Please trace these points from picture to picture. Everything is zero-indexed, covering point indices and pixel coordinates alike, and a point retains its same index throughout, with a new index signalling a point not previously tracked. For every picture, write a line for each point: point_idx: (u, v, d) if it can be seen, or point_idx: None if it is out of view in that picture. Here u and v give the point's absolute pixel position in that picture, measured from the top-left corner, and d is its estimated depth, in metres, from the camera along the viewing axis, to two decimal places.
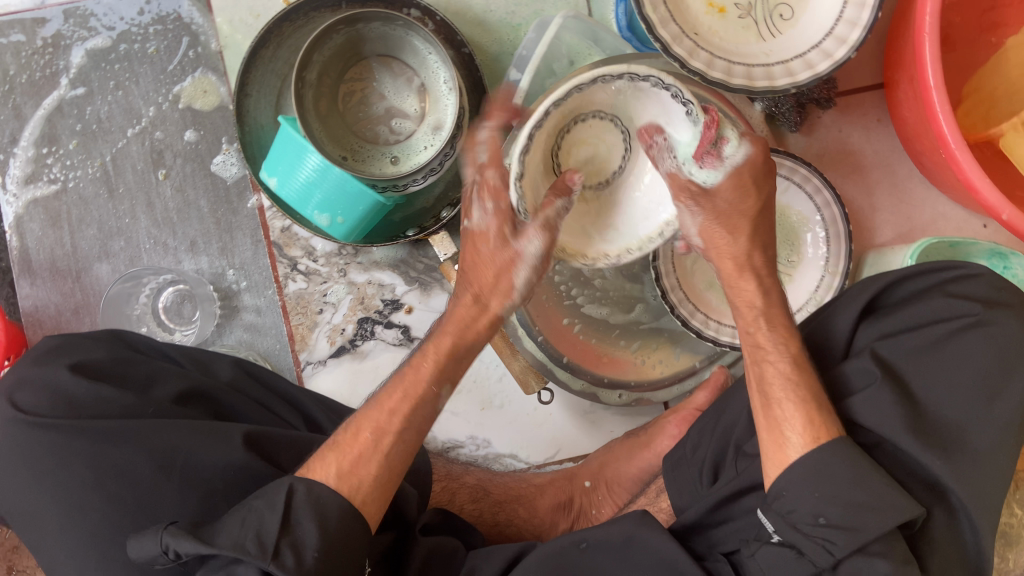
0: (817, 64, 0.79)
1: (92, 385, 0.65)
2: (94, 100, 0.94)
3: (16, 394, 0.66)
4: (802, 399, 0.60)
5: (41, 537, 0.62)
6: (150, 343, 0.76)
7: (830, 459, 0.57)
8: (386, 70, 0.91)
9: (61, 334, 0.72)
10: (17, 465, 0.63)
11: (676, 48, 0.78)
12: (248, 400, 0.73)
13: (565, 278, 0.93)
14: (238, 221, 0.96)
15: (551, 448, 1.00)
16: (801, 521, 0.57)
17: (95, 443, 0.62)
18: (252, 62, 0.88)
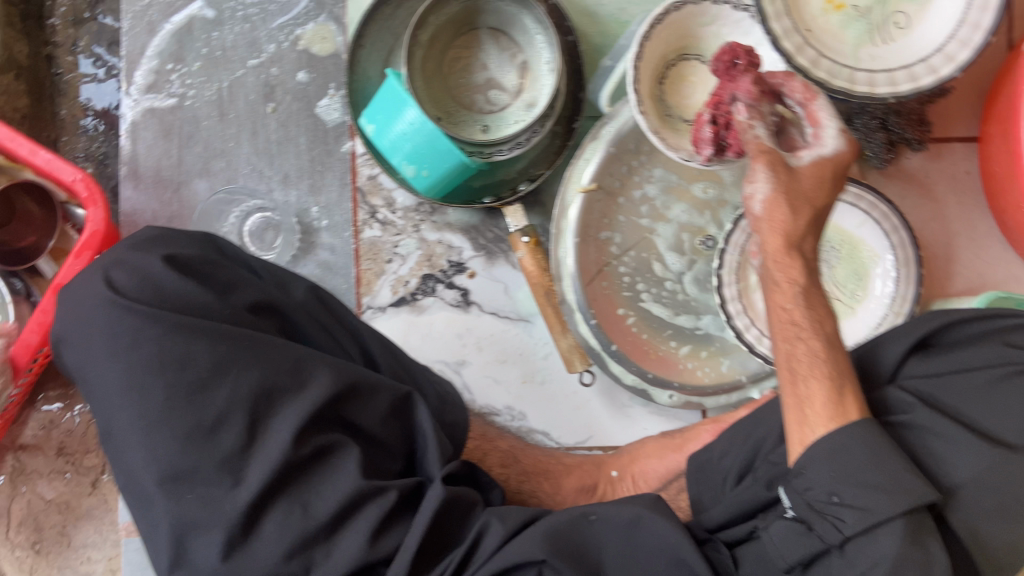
0: (921, 77, 0.85)
1: (180, 278, 0.68)
2: (223, 27, 1.01)
3: (112, 271, 0.69)
4: (829, 376, 0.65)
5: (100, 407, 0.66)
6: (238, 252, 0.77)
7: (847, 441, 0.63)
8: (493, 43, 0.96)
9: (161, 226, 0.74)
10: (94, 339, 0.66)
11: (785, 42, 0.85)
12: (315, 324, 0.75)
13: (630, 269, 0.95)
14: (331, 163, 1.02)
15: (584, 433, 1.02)
16: (816, 499, 0.64)
17: (167, 330, 0.65)
18: (372, 17, 0.95)
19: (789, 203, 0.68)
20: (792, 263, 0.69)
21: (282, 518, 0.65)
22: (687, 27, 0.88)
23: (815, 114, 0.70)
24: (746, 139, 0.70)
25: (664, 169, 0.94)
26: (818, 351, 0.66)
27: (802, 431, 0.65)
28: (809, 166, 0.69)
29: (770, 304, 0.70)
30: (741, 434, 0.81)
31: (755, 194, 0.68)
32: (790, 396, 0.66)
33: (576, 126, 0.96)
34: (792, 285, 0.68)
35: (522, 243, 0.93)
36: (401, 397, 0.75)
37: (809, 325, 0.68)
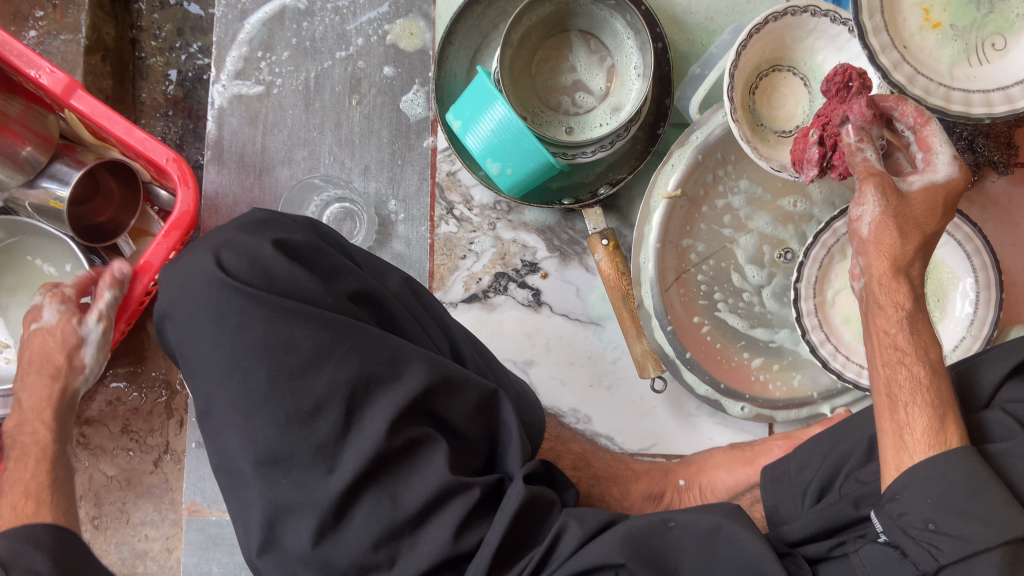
0: (1017, 101, 0.84)
1: (288, 263, 0.69)
2: (313, 18, 1.02)
3: (221, 250, 0.69)
4: (930, 403, 0.66)
5: (202, 385, 0.67)
6: (338, 240, 0.77)
7: (946, 468, 0.62)
8: (583, 46, 0.96)
9: (268, 209, 0.75)
10: (200, 316, 0.67)
11: (882, 57, 0.85)
12: (410, 317, 0.75)
13: (707, 277, 0.95)
14: (412, 157, 1.03)
15: (649, 440, 1.02)
16: (911, 526, 0.63)
17: (274, 315, 0.66)
18: (464, 15, 0.95)
19: (898, 226, 0.70)
20: (898, 286, 0.71)
21: (371, 507, 0.64)
22: (782, 39, 0.89)
23: (926, 138, 0.73)
24: (854, 161, 0.74)
25: (750, 180, 0.94)
26: (920, 377, 0.68)
27: (900, 456, 0.66)
28: (920, 192, 0.72)
29: (873, 327, 0.72)
30: (820, 450, 0.80)
31: (864, 215, 0.71)
32: (889, 422, 0.67)
33: (660, 132, 0.96)
34: (896, 310, 0.71)
35: (601, 245, 0.92)
36: (487, 395, 0.74)
37: (912, 349, 0.69)
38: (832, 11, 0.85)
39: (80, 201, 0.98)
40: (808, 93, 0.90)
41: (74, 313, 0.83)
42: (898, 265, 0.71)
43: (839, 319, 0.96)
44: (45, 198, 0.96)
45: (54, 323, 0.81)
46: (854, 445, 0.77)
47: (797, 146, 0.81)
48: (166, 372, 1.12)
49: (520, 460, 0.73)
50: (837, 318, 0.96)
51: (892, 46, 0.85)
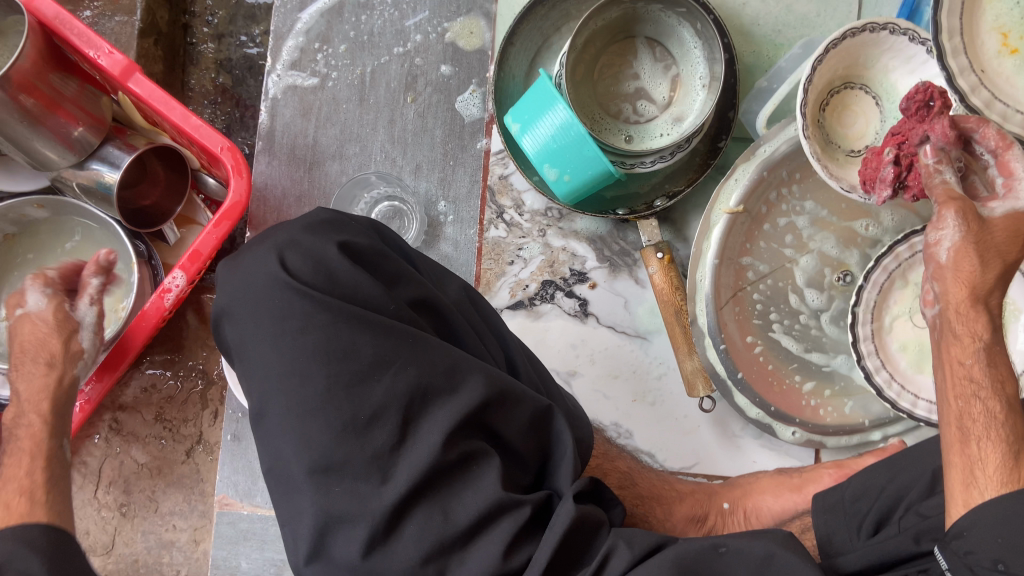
0: None
1: (353, 267, 0.68)
2: (372, 12, 1.01)
3: (285, 251, 0.68)
4: (1006, 440, 0.62)
5: (257, 387, 0.65)
6: (400, 245, 0.76)
7: (1021, 508, 0.58)
8: (647, 54, 0.94)
9: (332, 210, 0.74)
10: (261, 316, 0.66)
11: (960, 80, 0.82)
12: (469, 327, 0.73)
13: (764, 296, 0.93)
14: (464, 158, 1.01)
15: (691, 459, 0.99)
16: (978, 564, 0.59)
17: (336, 320, 0.64)
18: (527, 16, 0.93)
19: (978, 254, 0.67)
20: (975, 317, 0.67)
21: (422, 521, 0.62)
22: (857, 56, 0.86)
23: (1008, 165, 0.68)
24: (931, 183, 0.70)
25: (815, 202, 0.92)
26: (996, 413, 0.63)
27: (968, 492, 0.62)
28: (1001, 221, 0.67)
29: (946, 356, 0.68)
30: (876, 480, 0.78)
31: (943, 240, 0.67)
32: (959, 456, 0.63)
33: (721, 145, 0.94)
34: (973, 341, 0.67)
35: (656, 258, 0.91)
36: (541, 410, 0.73)
37: (989, 383, 0.65)
38: (911, 29, 0.82)
39: (127, 185, 0.97)
40: (879, 111, 0.88)
41: (60, 300, 0.80)
42: (977, 297, 0.68)
43: (895, 347, 0.93)
44: (93, 181, 0.95)
45: (42, 313, 0.79)
46: (916, 478, 0.75)
47: (869, 165, 0.79)
48: (204, 361, 1.11)
49: (569, 478, 0.71)
50: (894, 345, 0.93)
51: (971, 70, 0.82)
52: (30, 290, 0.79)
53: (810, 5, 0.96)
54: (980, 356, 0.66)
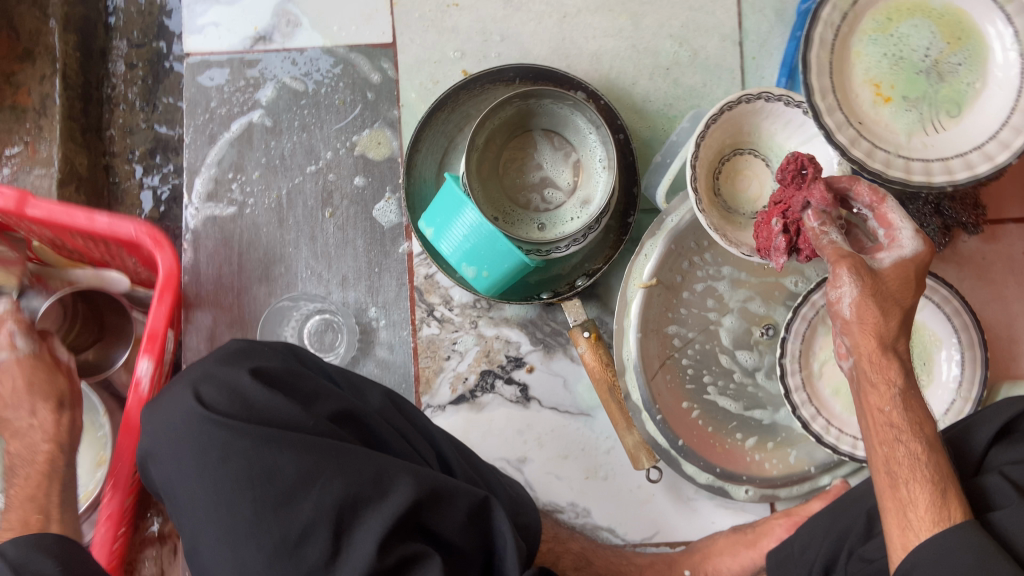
0: (977, 165, 0.86)
1: (267, 392, 0.68)
2: (281, 136, 1.03)
3: (200, 386, 0.69)
4: (932, 480, 0.63)
5: (188, 521, 0.65)
6: (316, 362, 0.78)
7: (955, 547, 0.59)
8: (547, 143, 0.98)
9: (244, 339, 0.76)
10: (181, 451, 0.66)
11: (839, 135, 0.86)
12: (393, 431, 0.74)
13: (692, 361, 0.96)
14: (388, 263, 1.03)
15: (651, 529, 1.00)
16: None
17: (256, 444, 0.65)
18: (427, 123, 0.97)
19: (878, 305, 0.67)
20: (888, 364, 0.67)
21: None
22: (740, 124, 0.91)
23: (884, 216, 0.70)
24: (820, 245, 0.72)
25: (733, 267, 0.95)
26: (918, 453, 0.64)
27: (905, 535, 0.62)
28: (891, 268, 0.68)
29: (867, 405, 0.68)
30: (820, 530, 0.79)
31: (842, 297, 0.67)
32: (890, 498, 0.64)
33: (630, 220, 0.97)
34: (889, 387, 0.67)
35: (583, 338, 0.92)
36: (478, 501, 0.73)
37: (908, 425, 0.65)
38: (784, 95, 0.87)
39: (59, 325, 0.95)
40: (771, 172, 0.92)
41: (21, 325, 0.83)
42: (886, 343, 0.67)
43: (829, 391, 0.95)
44: None
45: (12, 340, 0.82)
46: (851, 522, 0.75)
47: (761, 234, 0.81)
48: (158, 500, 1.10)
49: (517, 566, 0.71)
50: (827, 390, 0.95)
51: (847, 124, 0.86)
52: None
53: (695, 77, 1.02)
54: (894, 404, 0.66)
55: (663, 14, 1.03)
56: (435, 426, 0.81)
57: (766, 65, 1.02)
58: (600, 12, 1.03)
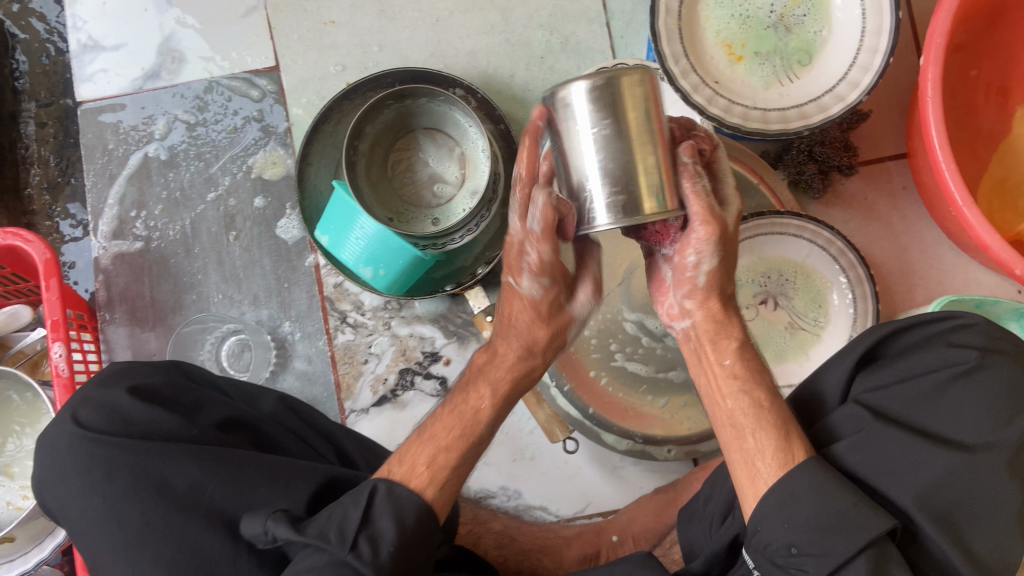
0: (830, 107, 0.90)
1: (147, 406, 0.71)
2: (178, 168, 1.08)
3: (79, 410, 0.72)
4: (776, 426, 0.62)
5: (85, 542, 0.68)
6: (205, 374, 0.81)
7: (795, 488, 0.58)
8: (430, 141, 1.02)
9: (123, 360, 0.77)
10: (71, 476, 0.69)
11: (696, 97, 0.90)
12: (283, 430, 0.78)
13: (594, 332, 0.97)
14: (297, 277, 1.06)
15: (582, 502, 1.02)
16: (778, 555, 0.57)
17: (136, 459, 0.67)
18: (313, 136, 1.00)
19: (723, 268, 0.70)
20: (727, 323, 0.71)
21: None
22: None
23: (716, 168, 0.72)
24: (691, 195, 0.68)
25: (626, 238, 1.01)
26: (761, 401, 0.65)
27: (756, 482, 0.61)
28: (731, 223, 0.71)
29: (705, 361, 0.70)
30: (721, 478, 0.80)
31: (703, 264, 0.69)
32: (738, 452, 0.63)
33: None
34: (730, 341, 0.70)
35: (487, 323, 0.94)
36: None
37: (749, 376, 0.67)
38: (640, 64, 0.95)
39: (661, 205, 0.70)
40: None
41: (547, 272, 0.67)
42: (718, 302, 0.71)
43: None
44: None
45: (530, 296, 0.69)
46: None
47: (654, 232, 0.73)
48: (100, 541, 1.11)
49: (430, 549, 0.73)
50: None
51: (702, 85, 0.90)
52: (523, 270, 0.68)
53: (569, 61, 1.06)
54: (730, 357, 0.69)
55: (531, 6, 1.07)
56: (336, 422, 0.85)
57: (634, 42, 1.06)
58: (470, 11, 1.07)
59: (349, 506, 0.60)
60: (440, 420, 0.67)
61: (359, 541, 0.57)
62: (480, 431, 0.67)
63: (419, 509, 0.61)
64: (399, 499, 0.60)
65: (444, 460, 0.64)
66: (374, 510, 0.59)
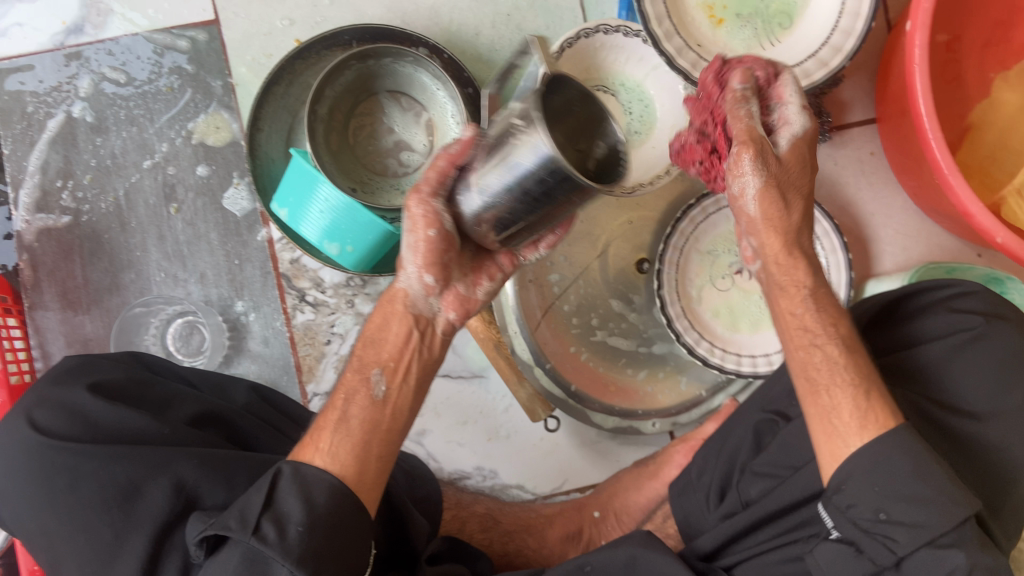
0: (814, 73, 0.87)
1: (111, 404, 0.64)
2: (108, 133, 0.97)
3: (34, 412, 0.65)
4: (852, 383, 0.62)
5: (48, 558, 0.61)
6: (167, 366, 0.75)
7: (888, 452, 0.58)
8: (394, 105, 0.95)
9: (78, 354, 0.70)
10: (27, 483, 0.61)
11: (680, 60, 0.86)
12: (258, 422, 0.73)
13: (574, 307, 0.95)
14: (248, 253, 0.98)
15: (559, 478, 0.99)
16: (860, 517, 0.59)
17: (100, 463, 0.60)
18: (265, 98, 0.91)
19: (778, 195, 0.64)
20: (795, 264, 0.67)
21: None
22: (588, 60, 0.89)
23: (783, 91, 0.64)
24: (736, 116, 0.63)
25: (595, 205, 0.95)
26: (834, 357, 0.63)
27: (835, 443, 0.61)
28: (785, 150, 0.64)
29: (777, 309, 0.67)
30: (714, 450, 0.81)
31: (747, 185, 0.62)
32: (812, 407, 0.62)
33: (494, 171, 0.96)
34: (798, 289, 0.66)
35: None
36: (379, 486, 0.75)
37: (822, 328, 0.65)
38: (624, 25, 0.87)
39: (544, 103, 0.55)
40: (623, 106, 0.91)
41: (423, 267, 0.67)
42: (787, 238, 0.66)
43: (709, 314, 0.96)
44: None
45: (410, 287, 0.69)
46: (741, 440, 0.78)
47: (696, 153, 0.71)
48: None
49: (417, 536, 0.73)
50: (707, 314, 0.95)
51: (687, 48, 0.86)
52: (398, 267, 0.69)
53: (537, 20, 1.00)
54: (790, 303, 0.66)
55: None
56: (300, 405, 0.83)
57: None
58: None
59: (253, 492, 0.58)
60: (324, 406, 0.65)
61: (263, 524, 0.55)
62: (357, 380, 0.66)
63: (331, 487, 0.58)
64: (308, 480, 0.58)
65: (329, 434, 0.62)
66: (279, 490, 0.57)
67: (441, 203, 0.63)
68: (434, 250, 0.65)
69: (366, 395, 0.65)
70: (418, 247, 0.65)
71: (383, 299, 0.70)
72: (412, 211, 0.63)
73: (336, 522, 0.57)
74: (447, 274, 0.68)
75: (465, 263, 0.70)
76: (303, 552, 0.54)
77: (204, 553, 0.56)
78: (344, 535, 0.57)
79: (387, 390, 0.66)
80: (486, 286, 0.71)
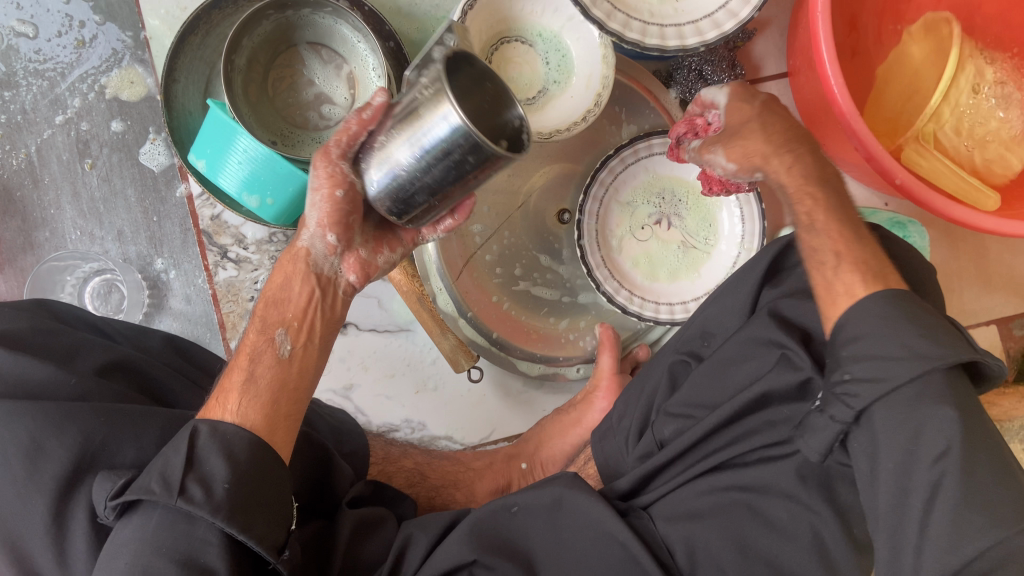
0: (724, 24, 0.89)
1: (17, 356, 0.62)
2: (17, 89, 0.94)
3: None
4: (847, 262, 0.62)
5: None
6: (72, 314, 0.73)
7: (866, 317, 0.57)
8: (315, 57, 0.94)
9: None
10: None
11: (595, 11, 0.86)
12: (167, 371, 0.73)
13: (496, 257, 0.97)
14: (167, 210, 0.96)
15: (487, 428, 1.01)
16: (833, 387, 0.57)
17: (1, 420, 0.58)
18: (181, 48, 0.89)
19: (737, 136, 0.70)
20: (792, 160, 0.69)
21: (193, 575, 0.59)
22: (502, 10, 0.90)
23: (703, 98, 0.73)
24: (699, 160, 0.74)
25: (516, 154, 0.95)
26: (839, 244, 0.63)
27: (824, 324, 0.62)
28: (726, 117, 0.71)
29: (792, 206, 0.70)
30: (634, 393, 0.83)
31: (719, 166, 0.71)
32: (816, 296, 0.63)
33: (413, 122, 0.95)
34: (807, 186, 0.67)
35: None
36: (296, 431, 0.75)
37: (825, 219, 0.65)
38: None
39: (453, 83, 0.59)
40: (540, 56, 0.92)
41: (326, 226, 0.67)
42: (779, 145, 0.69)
43: (629, 264, 0.99)
44: None
45: (312, 247, 0.69)
46: (658, 383, 0.81)
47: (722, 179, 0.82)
48: None
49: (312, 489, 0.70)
50: (627, 264, 0.98)
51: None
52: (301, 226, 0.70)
53: None
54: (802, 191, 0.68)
55: None
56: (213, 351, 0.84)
57: None
58: None
59: (170, 453, 0.56)
60: (228, 367, 0.65)
61: (188, 486, 0.54)
62: (258, 343, 0.66)
63: (249, 441, 0.59)
64: (228, 438, 0.58)
65: (236, 396, 0.62)
66: (199, 450, 0.56)
67: (348, 165, 0.65)
68: (337, 209, 0.66)
69: (272, 355, 0.65)
70: (322, 205, 0.66)
71: (287, 258, 0.70)
72: (319, 169, 0.64)
73: (255, 472, 0.58)
74: (350, 236, 0.70)
75: (367, 230, 0.72)
76: (230, 507, 0.55)
77: (115, 515, 0.55)
78: (271, 488, 0.58)
79: (292, 349, 0.67)
80: (387, 256, 0.74)
